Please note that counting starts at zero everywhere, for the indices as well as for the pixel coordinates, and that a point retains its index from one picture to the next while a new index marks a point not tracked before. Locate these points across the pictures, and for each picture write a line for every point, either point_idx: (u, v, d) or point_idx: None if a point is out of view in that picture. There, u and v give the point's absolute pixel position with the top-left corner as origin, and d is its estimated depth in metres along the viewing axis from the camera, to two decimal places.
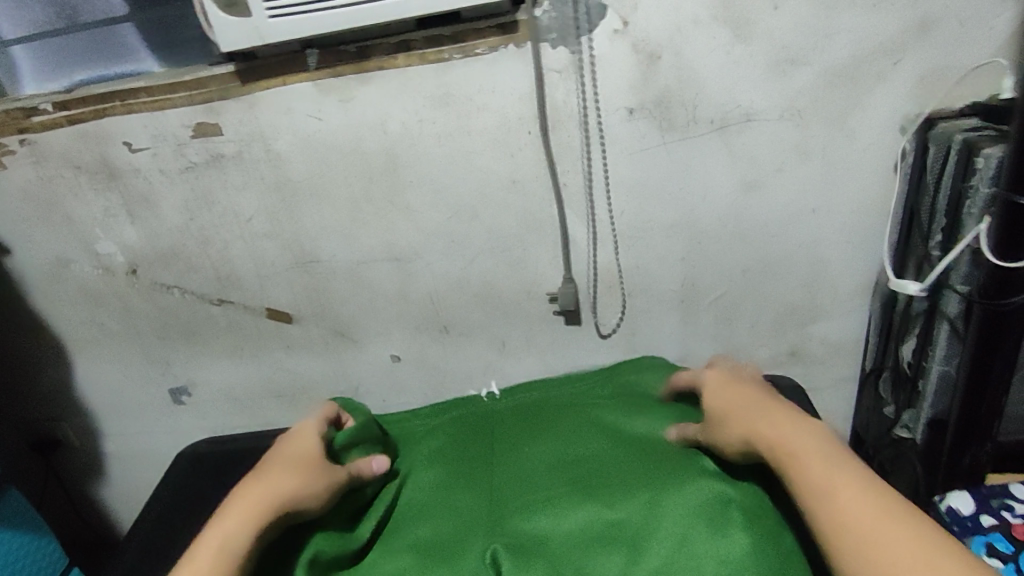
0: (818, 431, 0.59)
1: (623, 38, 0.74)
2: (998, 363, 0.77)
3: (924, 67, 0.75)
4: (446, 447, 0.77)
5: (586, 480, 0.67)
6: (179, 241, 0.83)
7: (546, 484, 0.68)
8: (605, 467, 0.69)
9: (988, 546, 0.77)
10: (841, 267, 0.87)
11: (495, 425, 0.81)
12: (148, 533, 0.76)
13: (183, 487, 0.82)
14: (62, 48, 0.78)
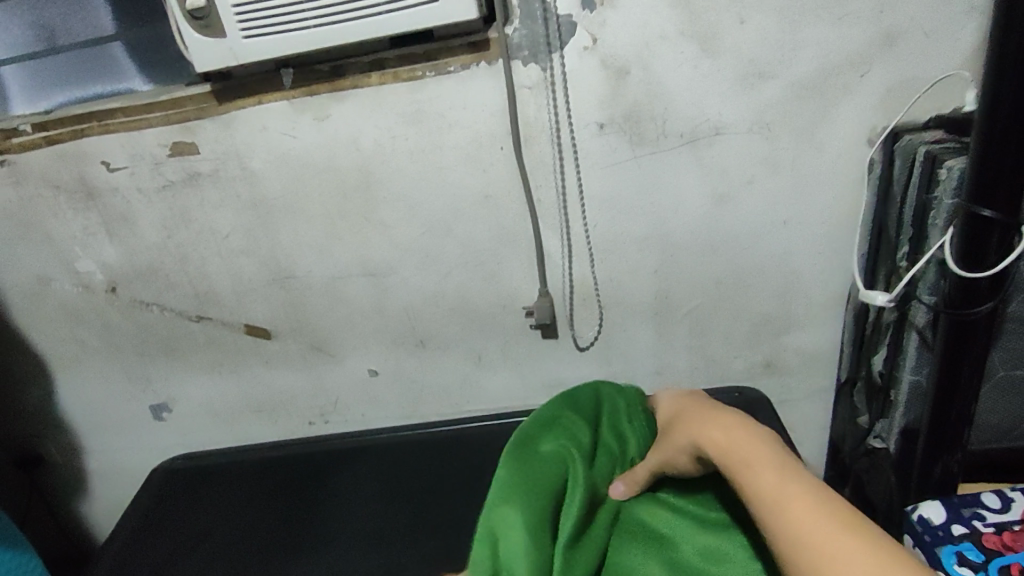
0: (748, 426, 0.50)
1: (593, 54, 0.73)
2: (968, 372, 0.70)
3: (891, 78, 0.73)
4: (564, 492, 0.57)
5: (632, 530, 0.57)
6: (157, 258, 0.87)
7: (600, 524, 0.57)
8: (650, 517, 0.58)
9: (958, 556, 0.69)
10: (815, 279, 0.84)
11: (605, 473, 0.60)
12: (122, 547, 0.82)
13: (158, 502, 0.88)
14: (57, 71, 0.85)
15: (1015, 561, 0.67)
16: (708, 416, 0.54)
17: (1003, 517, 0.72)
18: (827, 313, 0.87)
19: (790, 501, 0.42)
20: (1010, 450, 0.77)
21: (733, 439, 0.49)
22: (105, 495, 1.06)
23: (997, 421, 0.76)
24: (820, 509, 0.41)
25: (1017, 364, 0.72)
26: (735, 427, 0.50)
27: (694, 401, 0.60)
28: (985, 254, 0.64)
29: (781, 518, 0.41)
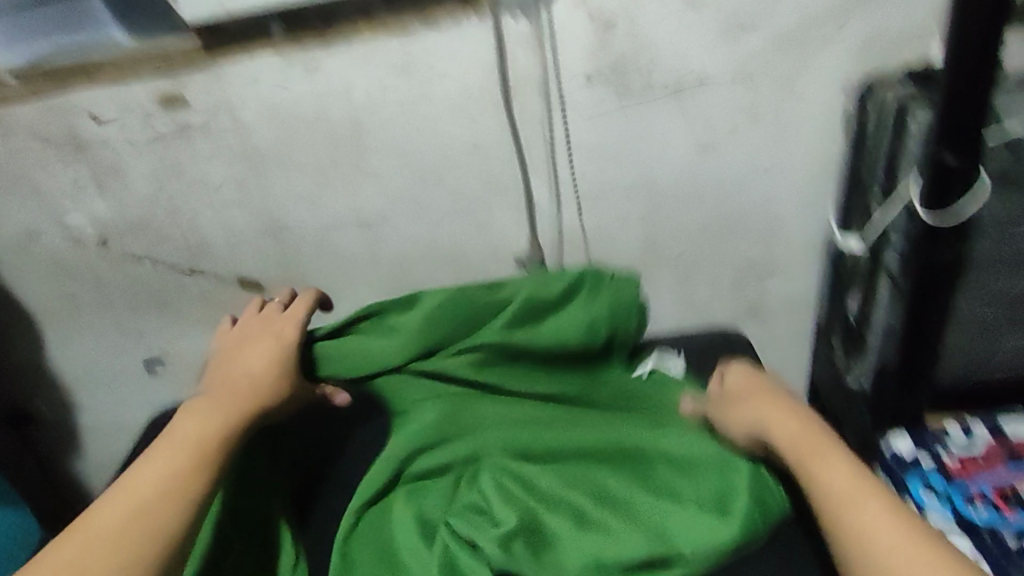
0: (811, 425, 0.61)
1: (580, 6, 0.74)
2: (934, 312, 0.74)
3: (867, 32, 0.76)
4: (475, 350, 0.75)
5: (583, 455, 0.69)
6: (149, 212, 0.88)
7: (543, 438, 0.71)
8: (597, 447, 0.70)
9: (926, 484, 0.74)
10: (793, 228, 0.88)
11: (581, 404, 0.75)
12: None
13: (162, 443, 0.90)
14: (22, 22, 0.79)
15: (976, 487, 0.73)
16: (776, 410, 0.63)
17: (965, 447, 0.77)
18: (803, 260, 0.91)
19: (856, 498, 0.53)
20: (973, 385, 0.82)
21: (790, 433, 0.60)
22: (100, 451, 1.07)
23: (963, 358, 0.80)
24: (883, 516, 0.51)
25: (980, 304, 0.77)
26: (804, 424, 0.60)
27: (756, 388, 0.66)
28: (949, 195, 0.67)
29: (848, 513, 0.52)
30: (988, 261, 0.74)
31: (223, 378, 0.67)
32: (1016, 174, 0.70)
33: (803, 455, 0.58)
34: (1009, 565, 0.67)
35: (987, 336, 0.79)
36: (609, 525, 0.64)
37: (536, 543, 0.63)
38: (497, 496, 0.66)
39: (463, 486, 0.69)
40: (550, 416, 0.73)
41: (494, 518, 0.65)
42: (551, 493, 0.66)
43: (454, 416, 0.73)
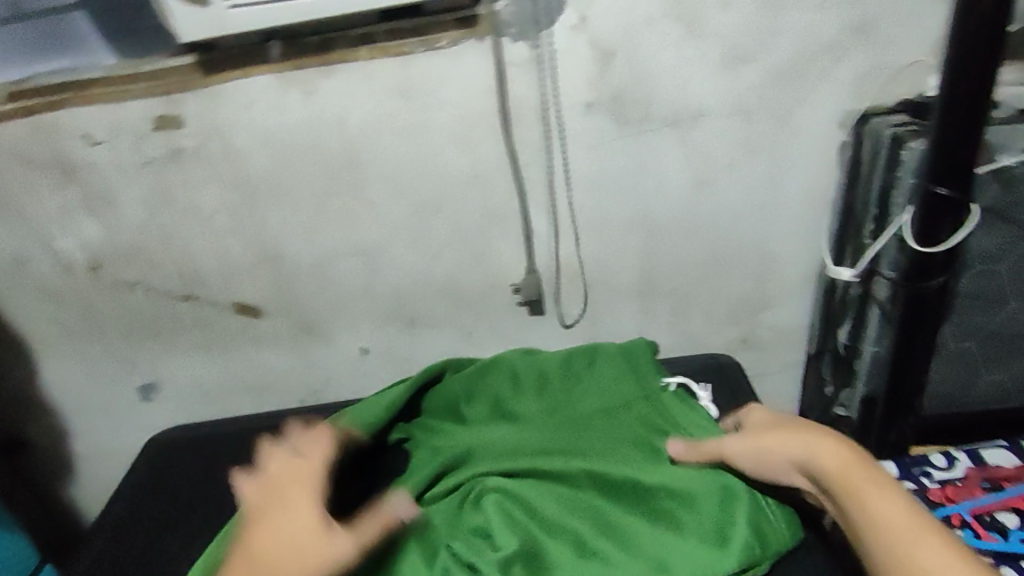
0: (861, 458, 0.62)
1: (581, 34, 0.74)
2: (921, 341, 0.75)
3: (864, 65, 0.76)
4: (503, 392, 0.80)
5: (585, 480, 0.70)
6: (141, 239, 0.86)
7: (553, 462, 0.71)
8: (601, 473, 0.69)
9: None
10: (788, 257, 0.89)
11: (584, 428, 0.75)
12: (115, 522, 0.79)
13: (160, 467, 0.85)
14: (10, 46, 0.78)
15: (956, 512, 0.71)
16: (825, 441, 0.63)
17: (946, 474, 0.76)
18: (798, 289, 0.91)
19: (917, 537, 0.55)
20: (954, 418, 0.82)
21: (840, 466, 0.61)
22: (91, 477, 1.06)
23: (947, 388, 0.81)
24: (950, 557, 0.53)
25: (965, 335, 0.78)
26: (853, 459, 0.62)
27: (777, 423, 0.68)
28: (939, 229, 0.69)
29: (912, 552, 0.54)
30: (975, 293, 0.75)
31: (251, 547, 0.59)
32: (1005, 210, 0.71)
33: (853, 486, 0.59)
34: None
35: (971, 368, 0.79)
36: (609, 553, 0.64)
37: (535, 568, 0.63)
38: (500, 519, 0.65)
39: (467, 506, 0.68)
40: (561, 444, 0.73)
41: (495, 542, 0.64)
42: (554, 520, 0.66)
43: (470, 446, 0.74)
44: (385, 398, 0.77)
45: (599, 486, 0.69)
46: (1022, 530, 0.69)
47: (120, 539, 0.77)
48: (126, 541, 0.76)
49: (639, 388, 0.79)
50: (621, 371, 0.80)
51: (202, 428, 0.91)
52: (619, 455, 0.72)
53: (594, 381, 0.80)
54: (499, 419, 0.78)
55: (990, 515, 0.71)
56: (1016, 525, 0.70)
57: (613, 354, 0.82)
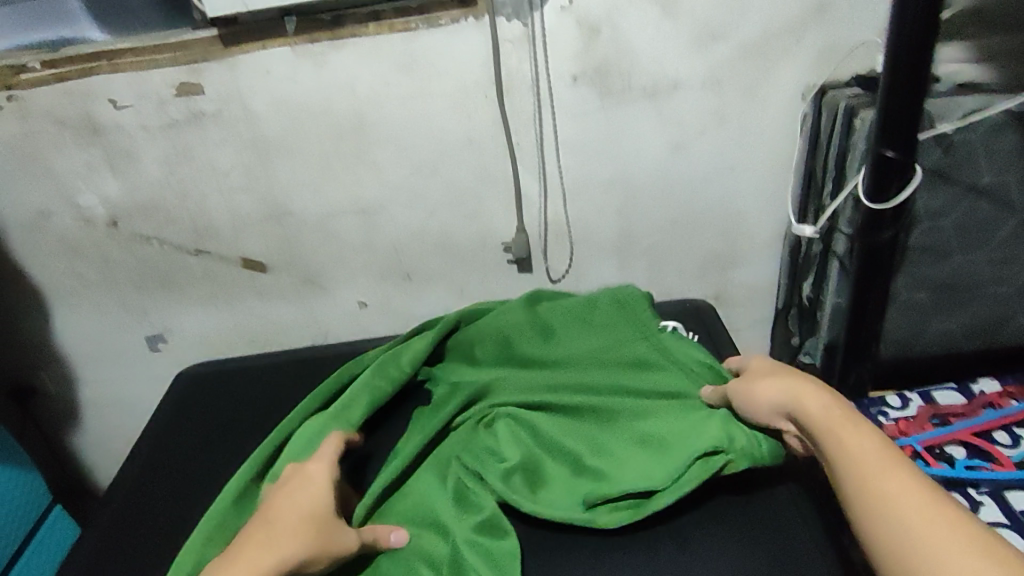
0: (844, 404, 0.58)
1: (569, 12, 0.83)
2: (877, 294, 0.82)
3: (823, 44, 0.85)
4: (516, 337, 0.83)
5: (584, 411, 0.75)
6: (159, 194, 0.93)
7: (557, 398, 0.76)
8: (600, 404, 0.75)
9: None
10: (757, 220, 0.97)
11: (590, 366, 0.80)
12: (135, 476, 0.83)
13: (175, 415, 0.90)
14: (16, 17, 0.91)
15: (909, 444, 0.80)
16: (808, 387, 0.61)
17: (901, 412, 0.85)
18: (766, 251, 0.99)
19: (886, 476, 0.51)
20: (903, 360, 0.91)
21: (820, 407, 0.58)
22: (97, 426, 1.11)
23: (899, 336, 0.89)
24: (919, 500, 0.49)
25: (917, 287, 0.85)
26: (838, 402, 0.59)
27: (777, 368, 0.66)
28: (887, 186, 0.75)
29: (878, 490, 0.50)
30: (924, 248, 0.83)
31: (257, 518, 0.63)
32: (946, 170, 0.79)
33: (832, 426, 0.57)
34: None
35: (920, 318, 0.87)
36: (601, 470, 0.70)
37: (533, 481, 0.71)
38: (507, 437, 0.74)
39: (480, 429, 0.75)
40: (569, 381, 0.78)
41: (501, 457, 0.73)
42: (553, 442, 0.73)
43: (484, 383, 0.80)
44: (404, 350, 0.81)
45: (595, 415, 0.75)
46: (967, 458, 0.78)
47: (137, 500, 0.80)
48: (145, 505, 0.79)
49: (637, 330, 0.82)
50: (621, 318, 0.83)
51: (218, 366, 0.97)
52: (617, 389, 0.77)
53: (603, 325, 0.83)
54: (510, 361, 0.83)
55: (938, 447, 0.80)
56: (962, 455, 0.79)
57: (611, 301, 0.84)
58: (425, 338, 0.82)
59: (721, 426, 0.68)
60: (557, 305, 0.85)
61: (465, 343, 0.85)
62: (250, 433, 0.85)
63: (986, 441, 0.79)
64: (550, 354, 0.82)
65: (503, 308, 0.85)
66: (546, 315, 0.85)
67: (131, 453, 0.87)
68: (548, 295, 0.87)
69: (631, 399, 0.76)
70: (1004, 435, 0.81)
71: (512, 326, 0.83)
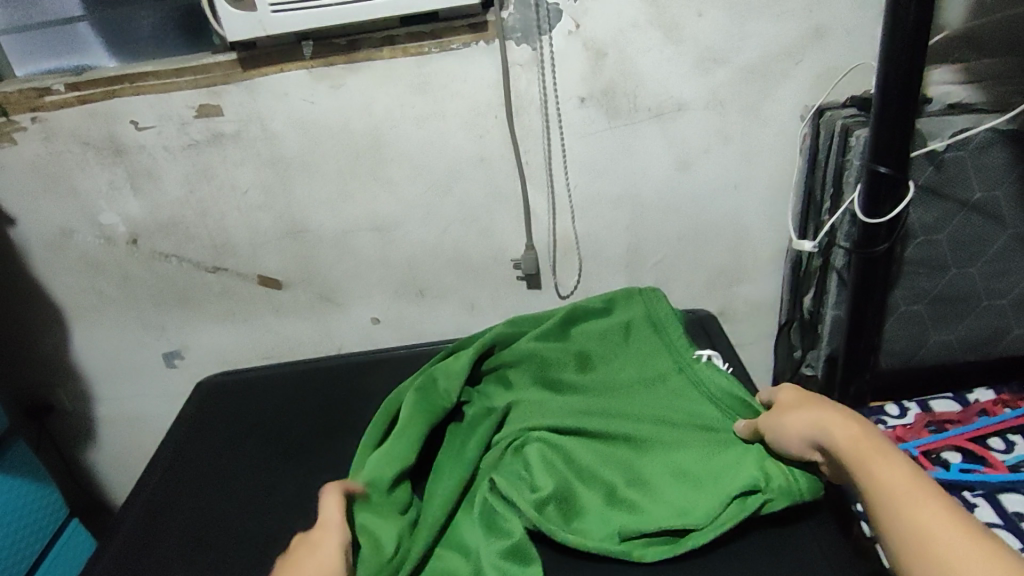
0: (870, 430, 0.58)
1: (576, 37, 0.86)
2: (875, 305, 0.85)
3: (820, 66, 0.89)
4: (549, 361, 0.84)
5: (619, 439, 0.75)
6: (179, 213, 0.96)
7: (590, 424, 0.76)
8: (635, 436, 0.75)
9: None
10: (759, 235, 1.00)
11: (622, 395, 0.81)
12: (156, 482, 0.84)
13: (194, 425, 0.92)
14: (42, 40, 0.94)
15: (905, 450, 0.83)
16: (835, 415, 0.61)
17: (898, 420, 0.88)
18: (768, 265, 1.03)
19: (912, 495, 0.50)
20: (906, 369, 0.93)
21: (845, 434, 0.59)
22: (112, 440, 1.13)
23: (900, 347, 0.91)
24: (945, 516, 0.48)
25: (915, 299, 0.89)
26: (864, 428, 0.59)
27: (807, 400, 0.66)
28: (882, 204, 0.78)
29: (903, 509, 0.50)
30: (919, 260, 0.86)
31: None
32: (938, 187, 0.82)
33: (857, 453, 0.56)
34: None
35: (920, 328, 0.90)
36: (637, 503, 0.69)
37: (567, 510, 0.70)
38: (538, 462, 0.72)
39: (509, 454, 0.75)
40: (605, 407, 0.79)
41: (534, 483, 0.71)
42: (587, 469, 0.72)
43: (519, 404, 0.80)
44: (448, 373, 0.80)
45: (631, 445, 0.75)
46: (962, 463, 0.81)
47: (157, 509, 0.81)
48: (165, 512, 0.80)
49: (670, 360, 0.83)
50: (656, 348, 0.84)
51: (236, 378, 0.99)
52: (651, 420, 0.77)
53: (637, 349, 0.85)
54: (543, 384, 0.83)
55: (935, 452, 0.83)
56: (958, 459, 0.82)
57: (642, 325, 0.87)
58: (468, 353, 0.81)
59: (755, 466, 0.68)
60: (589, 329, 0.87)
61: (500, 369, 0.85)
62: (268, 444, 0.87)
63: (980, 447, 0.82)
64: (588, 386, 0.82)
65: (540, 330, 0.86)
66: (583, 336, 0.86)
67: (149, 463, 0.88)
68: (583, 319, 0.88)
69: (666, 431, 0.76)
70: (997, 441, 0.84)
71: (546, 351, 0.84)
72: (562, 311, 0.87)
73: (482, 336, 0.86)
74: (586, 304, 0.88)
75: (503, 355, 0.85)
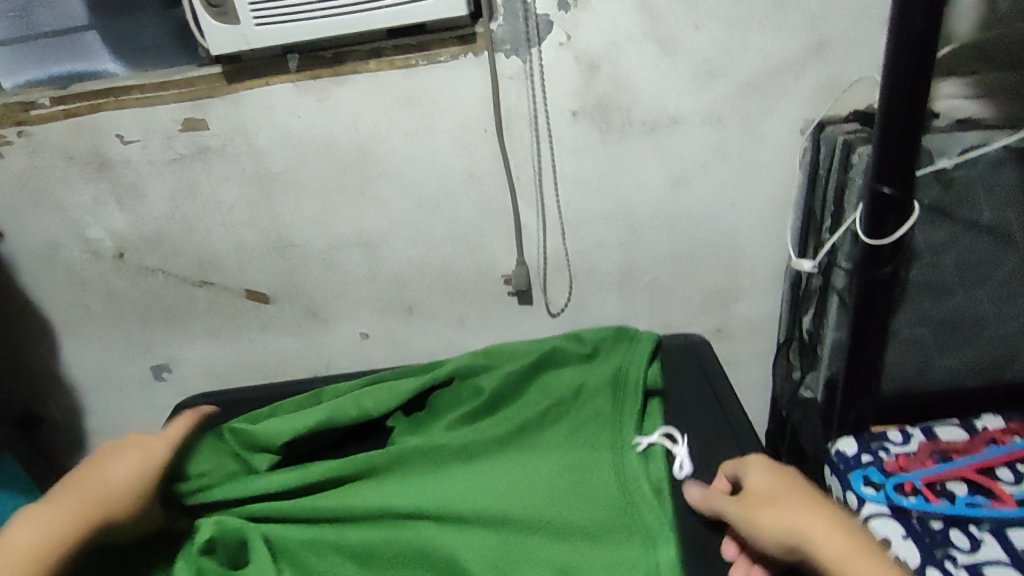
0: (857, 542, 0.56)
1: (568, 49, 0.83)
2: (877, 327, 0.81)
3: (821, 78, 0.86)
4: (497, 403, 0.80)
5: (522, 500, 0.70)
6: (164, 227, 0.94)
7: (506, 492, 0.70)
8: (540, 493, 0.70)
9: (864, 479, 0.80)
10: (757, 253, 0.97)
11: (557, 449, 0.75)
12: None
13: None
14: (33, 50, 0.93)
15: (909, 481, 0.78)
16: (819, 520, 0.58)
17: (901, 447, 0.83)
18: (766, 283, 1.00)
19: None
20: (909, 395, 0.90)
21: (832, 548, 0.56)
22: (102, 453, 1.12)
23: (904, 370, 0.88)
24: None
25: (919, 322, 0.85)
26: (852, 542, 0.56)
27: (782, 491, 0.62)
28: (884, 223, 0.74)
29: None
30: (926, 282, 0.83)
31: (86, 471, 0.67)
32: (946, 206, 0.79)
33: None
34: (936, 549, 0.73)
35: (925, 353, 0.87)
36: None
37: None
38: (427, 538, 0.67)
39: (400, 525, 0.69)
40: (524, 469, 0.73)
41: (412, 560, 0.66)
42: (469, 538, 0.67)
43: (431, 446, 0.75)
44: (391, 389, 0.80)
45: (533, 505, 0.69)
46: (969, 496, 0.77)
47: None
48: None
49: (613, 429, 0.76)
50: (605, 415, 0.78)
51: (220, 397, 0.98)
52: (565, 480, 0.72)
53: (601, 396, 0.80)
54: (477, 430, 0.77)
55: (940, 484, 0.78)
56: (964, 491, 0.78)
57: (598, 388, 0.80)
58: (416, 384, 0.80)
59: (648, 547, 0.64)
60: (563, 375, 0.82)
61: (445, 404, 0.82)
62: None
63: (988, 478, 0.78)
64: (517, 425, 0.77)
65: (502, 371, 0.80)
66: (546, 379, 0.82)
67: None
68: (557, 364, 0.83)
69: (573, 487, 0.71)
70: (1005, 471, 0.80)
71: (495, 387, 0.80)
72: (526, 344, 0.84)
73: (445, 369, 0.82)
74: (565, 347, 0.83)
75: (458, 389, 0.82)
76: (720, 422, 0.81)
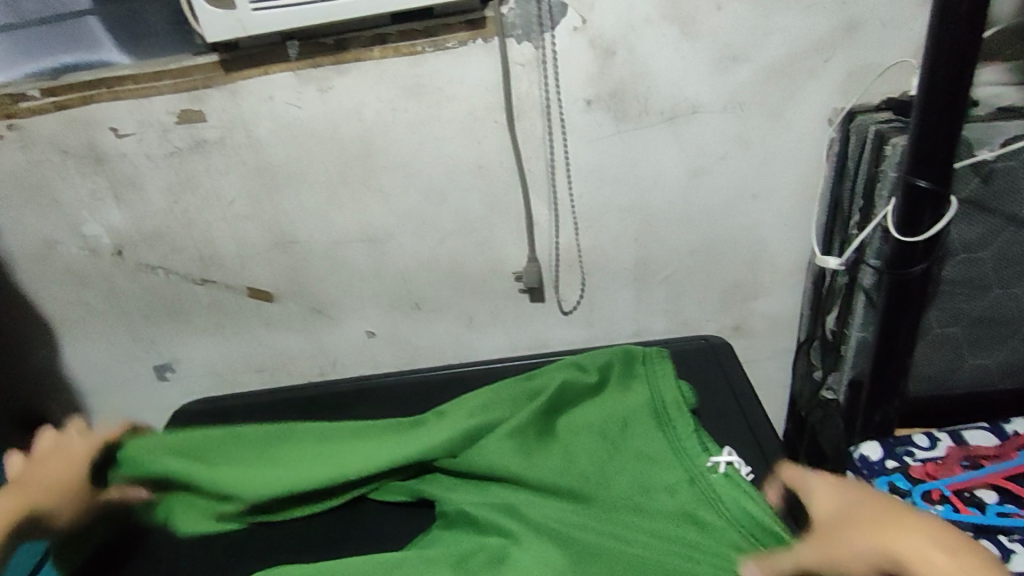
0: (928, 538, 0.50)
1: (582, 34, 0.79)
2: (906, 328, 0.77)
3: (851, 64, 0.81)
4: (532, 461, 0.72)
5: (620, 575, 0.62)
6: (163, 223, 0.91)
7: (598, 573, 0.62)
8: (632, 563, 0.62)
9: (890, 485, 0.77)
10: (778, 247, 0.93)
11: (621, 503, 0.68)
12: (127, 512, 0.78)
13: None
14: (21, 37, 0.88)
15: (936, 488, 0.76)
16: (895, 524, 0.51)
17: (928, 453, 0.80)
18: (787, 279, 0.96)
19: None
20: (936, 396, 0.87)
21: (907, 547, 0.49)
22: None
23: (933, 371, 0.85)
24: None
25: (950, 322, 0.81)
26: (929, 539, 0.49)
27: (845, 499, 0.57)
28: (919, 219, 0.70)
29: None
30: (958, 281, 0.79)
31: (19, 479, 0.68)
32: (985, 201, 0.74)
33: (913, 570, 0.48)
34: None
35: (955, 353, 0.83)
36: None
37: None
38: None
39: None
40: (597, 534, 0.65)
41: None
42: None
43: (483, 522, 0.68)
44: (401, 445, 0.73)
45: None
46: (1000, 505, 0.74)
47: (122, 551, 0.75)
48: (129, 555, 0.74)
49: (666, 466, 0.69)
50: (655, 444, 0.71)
51: (225, 402, 0.96)
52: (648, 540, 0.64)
53: (629, 423, 0.74)
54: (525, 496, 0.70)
55: (968, 491, 0.76)
56: (994, 500, 0.74)
57: (635, 418, 0.74)
58: (430, 442, 0.73)
59: None
60: (584, 411, 0.76)
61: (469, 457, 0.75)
62: None
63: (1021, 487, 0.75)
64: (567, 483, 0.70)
65: (519, 421, 0.74)
66: (567, 420, 0.76)
67: None
68: (569, 403, 0.78)
69: (659, 550, 0.63)
70: None
71: (517, 441, 0.73)
72: (534, 380, 0.79)
73: (455, 418, 0.75)
74: (573, 381, 0.78)
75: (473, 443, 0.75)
76: (743, 430, 0.79)
